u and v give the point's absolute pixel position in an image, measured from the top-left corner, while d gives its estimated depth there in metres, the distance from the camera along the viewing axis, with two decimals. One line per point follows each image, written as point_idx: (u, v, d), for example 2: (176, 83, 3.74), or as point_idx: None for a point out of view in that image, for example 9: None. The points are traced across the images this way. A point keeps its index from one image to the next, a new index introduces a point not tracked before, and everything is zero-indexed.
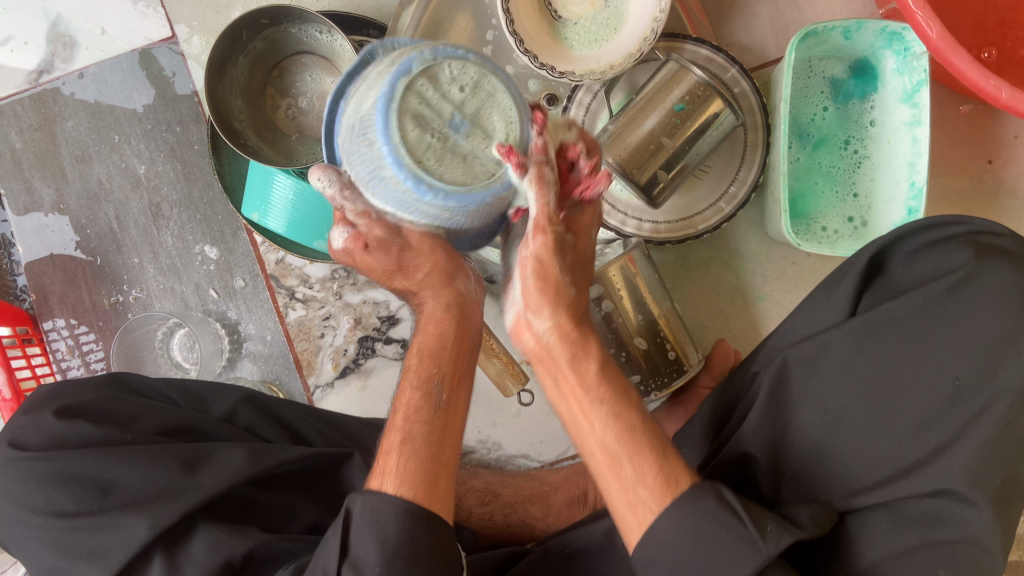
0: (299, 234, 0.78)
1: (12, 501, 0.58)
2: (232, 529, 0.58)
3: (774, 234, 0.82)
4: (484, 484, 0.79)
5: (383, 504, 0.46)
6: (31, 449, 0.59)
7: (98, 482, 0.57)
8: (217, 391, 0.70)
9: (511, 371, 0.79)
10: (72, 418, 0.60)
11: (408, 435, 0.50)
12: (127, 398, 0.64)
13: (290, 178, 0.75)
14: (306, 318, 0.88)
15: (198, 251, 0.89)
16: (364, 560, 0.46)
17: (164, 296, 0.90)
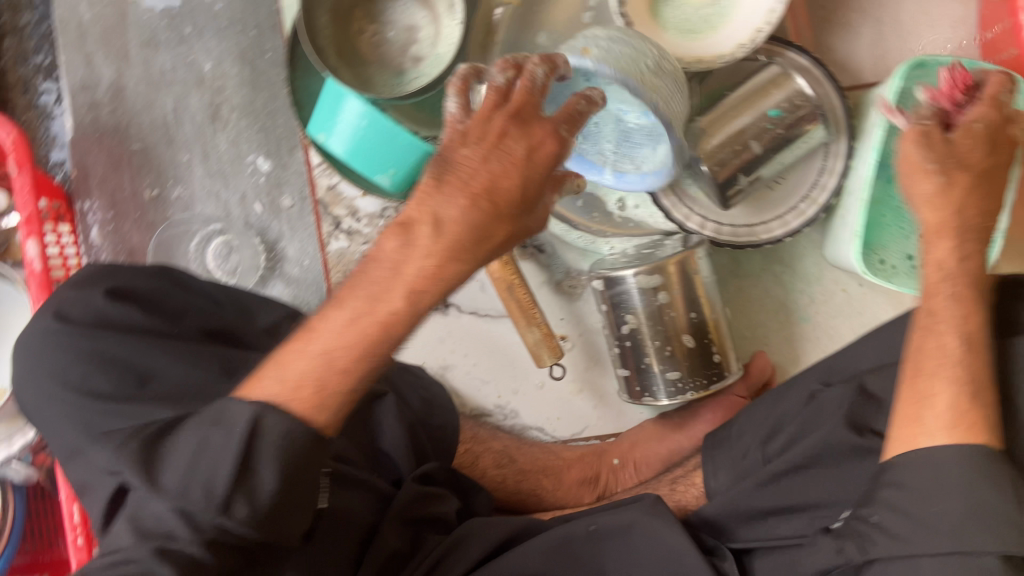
0: (362, 162, 0.76)
1: (49, 374, 0.56)
2: None
3: (834, 258, 0.81)
4: (503, 446, 0.79)
5: (293, 434, 0.43)
6: (77, 324, 0.57)
7: (138, 369, 0.56)
8: (262, 301, 0.68)
9: (549, 344, 0.79)
10: (122, 301, 0.59)
11: (333, 355, 0.44)
12: (177, 292, 0.63)
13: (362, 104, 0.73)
14: (347, 251, 0.86)
15: (251, 161, 0.87)
16: (261, 485, 0.43)
17: (206, 200, 0.87)
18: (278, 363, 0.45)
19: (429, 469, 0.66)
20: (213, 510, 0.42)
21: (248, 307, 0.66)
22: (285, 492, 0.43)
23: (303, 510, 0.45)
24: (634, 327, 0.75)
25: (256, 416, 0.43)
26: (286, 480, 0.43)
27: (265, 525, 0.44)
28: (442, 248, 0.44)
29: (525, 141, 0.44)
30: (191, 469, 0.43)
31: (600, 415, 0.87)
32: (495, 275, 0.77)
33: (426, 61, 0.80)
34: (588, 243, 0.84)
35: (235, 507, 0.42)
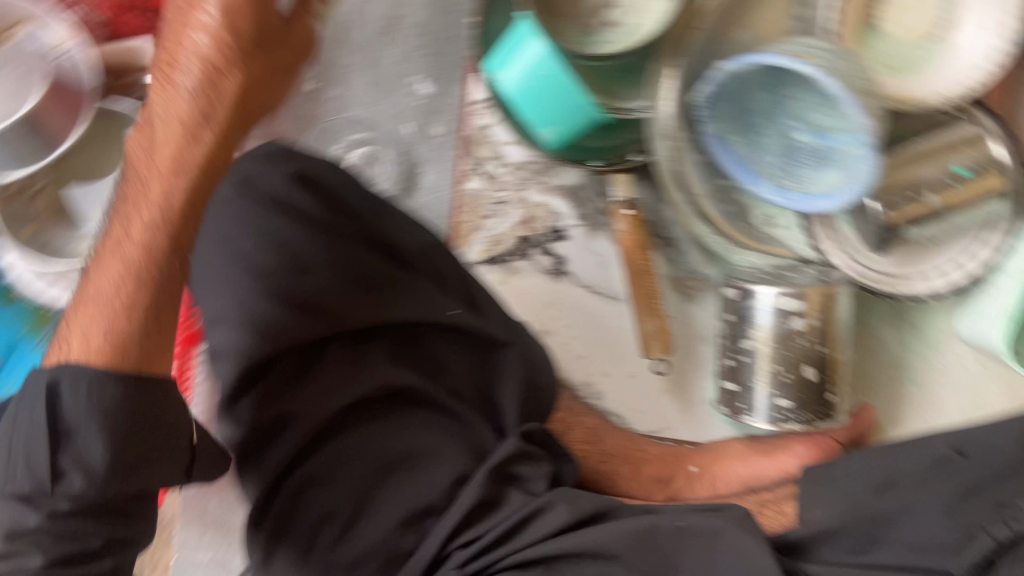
0: (529, 107, 0.79)
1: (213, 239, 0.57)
2: (388, 359, 0.59)
3: (968, 332, 0.79)
4: (594, 423, 0.80)
5: (100, 386, 0.49)
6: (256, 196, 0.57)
7: (302, 259, 0.57)
8: (415, 223, 0.65)
9: (661, 337, 0.78)
10: (305, 185, 0.58)
11: (115, 285, 0.52)
12: (349, 190, 0.61)
13: (545, 50, 0.75)
14: (482, 193, 0.87)
15: (413, 81, 0.87)
16: (85, 454, 0.48)
17: (359, 106, 0.86)
18: (80, 310, 0.52)
19: (529, 428, 0.66)
20: (42, 488, 0.48)
21: (403, 224, 0.64)
22: (116, 455, 0.49)
23: (145, 469, 0.51)
24: (754, 345, 0.75)
25: (52, 381, 0.49)
26: (114, 443, 0.49)
27: (123, 476, 0.50)
28: (176, 154, 0.52)
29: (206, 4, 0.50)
30: (8, 464, 0.48)
31: (683, 420, 0.86)
32: (627, 254, 0.79)
33: (620, 29, 0.79)
34: (723, 249, 0.81)
35: (69, 479, 0.48)
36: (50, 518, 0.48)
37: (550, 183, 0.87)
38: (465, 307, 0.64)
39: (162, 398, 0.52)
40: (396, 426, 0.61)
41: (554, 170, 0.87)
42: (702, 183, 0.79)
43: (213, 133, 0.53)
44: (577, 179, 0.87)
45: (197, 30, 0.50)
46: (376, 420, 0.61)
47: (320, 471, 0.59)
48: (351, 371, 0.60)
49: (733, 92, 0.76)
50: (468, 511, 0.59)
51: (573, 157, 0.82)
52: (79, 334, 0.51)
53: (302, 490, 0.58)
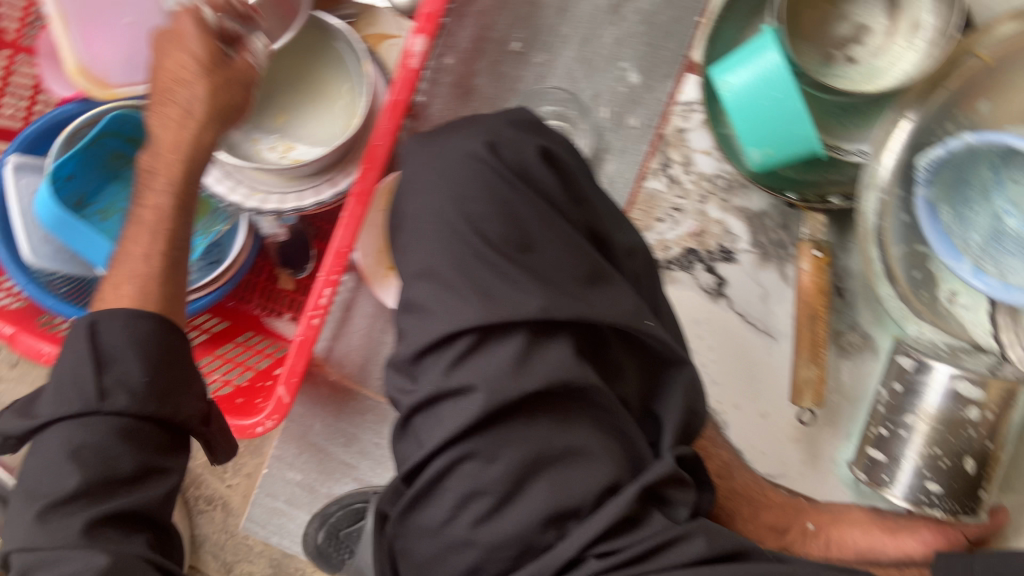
0: (744, 122, 0.76)
1: (447, 194, 0.56)
2: (576, 357, 0.56)
3: None
4: (726, 457, 0.80)
5: (133, 327, 0.53)
6: (503, 164, 0.56)
7: (526, 235, 0.55)
8: (627, 222, 0.63)
9: (817, 388, 0.76)
10: (549, 166, 0.58)
11: (146, 249, 0.59)
12: (581, 179, 0.60)
13: (779, 63, 0.72)
14: (660, 194, 0.85)
15: (623, 67, 0.84)
16: (128, 374, 0.51)
17: (562, 79, 0.85)
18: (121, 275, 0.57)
19: (684, 453, 0.63)
20: (92, 404, 0.50)
21: (618, 220, 0.62)
22: (152, 378, 0.52)
23: (172, 401, 0.53)
24: (916, 422, 0.73)
25: (92, 321, 0.53)
26: (151, 363, 0.52)
27: (157, 399, 0.52)
28: (175, 139, 0.61)
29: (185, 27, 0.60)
30: (56, 393, 0.51)
31: (803, 471, 0.84)
32: (804, 297, 0.76)
33: (859, 66, 0.77)
34: (899, 315, 0.79)
35: (114, 397, 0.50)
36: (100, 433, 0.50)
37: (732, 203, 0.84)
38: (659, 319, 0.62)
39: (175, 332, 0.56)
40: (565, 423, 0.59)
41: (739, 191, 0.84)
42: (899, 244, 0.76)
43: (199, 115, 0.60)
44: (763, 205, 0.84)
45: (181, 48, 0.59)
46: (550, 413, 0.58)
47: (485, 448, 0.56)
48: (536, 360, 0.54)
49: (960, 162, 0.71)
50: (618, 519, 0.56)
51: (771, 184, 0.80)
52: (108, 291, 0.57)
53: (461, 461, 0.57)
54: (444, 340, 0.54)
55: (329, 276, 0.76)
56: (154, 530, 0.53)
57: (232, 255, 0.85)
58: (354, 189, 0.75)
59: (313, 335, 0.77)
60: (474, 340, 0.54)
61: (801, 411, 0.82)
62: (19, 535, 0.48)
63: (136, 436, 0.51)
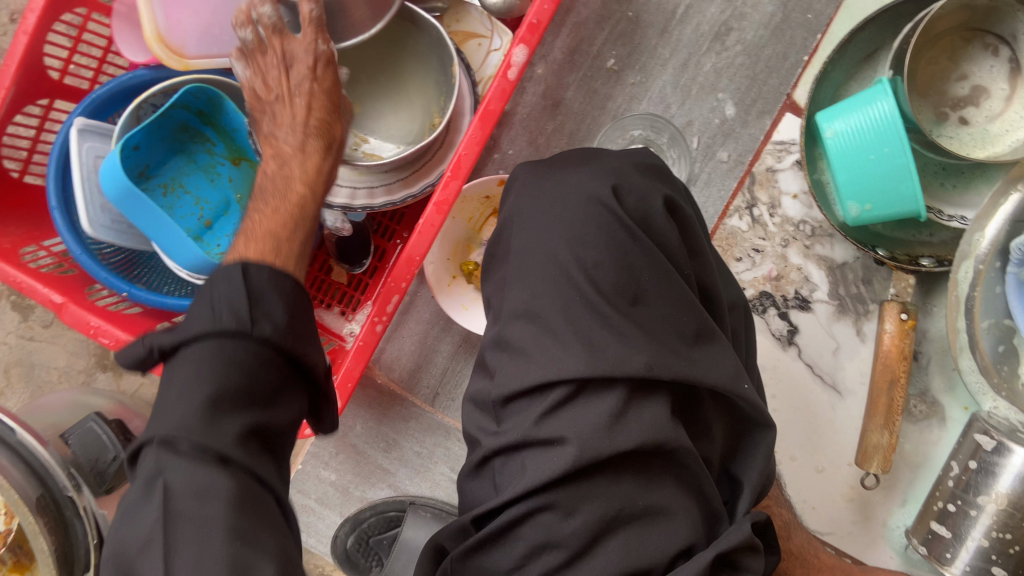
0: (846, 173, 0.73)
1: (561, 235, 0.53)
2: (672, 418, 0.53)
3: None
4: (784, 517, 0.76)
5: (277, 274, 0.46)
6: (623, 209, 0.53)
7: (637, 285, 0.52)
8: (730, 277, 0.60)
9: (887, 455, 0.73)
10: (670, 218, 0.55)
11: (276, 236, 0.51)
12: (696, 230, 0.57)
13: (891, 112, 0.69)
14: (740, 234, 0.82)
15: (719, 98, 0.81)
16: (275, 311, 0.44)
17: (655, 102, 0.82)
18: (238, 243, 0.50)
19: (760, 517, 0.60)
20: (245, 326, 0.43)
21: (725, 273, 0.59)
22: (294, 320, 0.45)
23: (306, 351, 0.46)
24: (987, 502, 0.70)
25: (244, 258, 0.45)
26: (298, 305, 0.46)
27: (299, 342, 0.45)
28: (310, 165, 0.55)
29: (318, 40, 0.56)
30: (210, 303, 0.44)
31: (852, 531, 0.82)
32: (886, 360, 0.74)
33: (970, 129, 0.74)
34: (975, 390, 0.76)
35: (262, 326, 0.43)
36: (247, 360, 0.42)
37: (813, 250, 0.82)
38: (752, 382, 0.59)
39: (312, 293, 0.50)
40: (650, 480, 0.56)
41: (822, 239, 0.81)
42: (988, 316, 0.73)
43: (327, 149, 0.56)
44: (845, 257, 0.81)
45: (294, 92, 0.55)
46: (635, 470, 0.55)
47: (565, 501, 0.54)
48: (632, 418, 0.51)
49: None
50: None
51: (861, 238, 0.77)
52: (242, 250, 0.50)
53: (538, 511, 0.54)
54: (540, 388, 0.52)
55: (398, 284, 0.74)
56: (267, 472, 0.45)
57: None
58: (433, 198, 0.73)
59: (374, 341, 0.74)
60: (571, 389, 0.51)
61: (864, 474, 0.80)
62: (156, 431, 0.40)
63: (276, 373, 0.44)
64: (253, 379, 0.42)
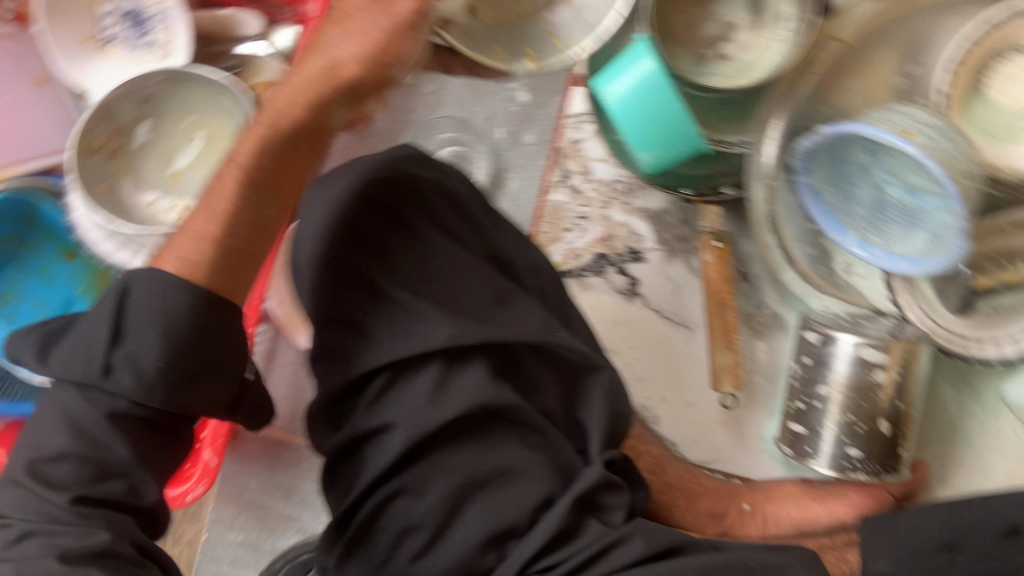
0: (634, 129, 0.78)
1: (346, 239, 0.58)
2: (495, 379, 0.57)
3: (1014, 396, 0.81)
4: (656, 454, 0.81)
5: (168, 291, 0.53)
6: (395, 202, 0.59)
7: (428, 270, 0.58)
8: (525, 238, 0.65)
9: (735, 372, 0.78)
10: (441, 199, 0.60)
11: (205, 222, 0.57)
12: (476, 207, 0.62)
13: (655, 67, 0.74)
14: (564, 206, 0.87)
15: (511, 87, 0.86)
16: (141, 356, 0.52)
17: (455, 105, 0.87)
18: (195, 227, 0.57)
19: (613, 456, 0.66)
20: (96, 376, 0.52)
21: (517, 238, 0.64)
22: (176, 363, 0.53)
23: (218, 382, 0.56)
24: (830, 392, 0.75)
25: (128, 281, 0.54)
26: (167, 349, 0.53)
27: (170, 395, 0.53)
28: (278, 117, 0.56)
29: (385, 22, 0.53)
30: (76, 350, 0.54)
31: (735, 453, 0.87)
32: (711, 287, 0.79)
33: (732, 63, 0.79)
34: (802, 291, 0.84)
35: (119, 376, 0.53)
36: (100, 412, 0.53)
37: (633, 205, 0.87)
38: (573, 332, 0.64)
39: (164, 331, 0.53)
40: (494, 446, 0.60)
41: (639, 193, 0.86)
42: (793, 225, 0.80)
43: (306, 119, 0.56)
44: (662, 204, 0.87)
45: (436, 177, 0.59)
46: (475, 439, 0.60)
47: (415, 482, 0.58)
48: (451, 389, 0.54)
49: (829, 160, 0.76)
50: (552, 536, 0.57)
51: (666, 183, 0.82)
52: (184, 258, 0.55)
53: (393, 498, 0.58)
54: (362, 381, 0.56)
55: None
56: (140, 515, 0.56)
57: None
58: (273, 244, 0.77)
59: None
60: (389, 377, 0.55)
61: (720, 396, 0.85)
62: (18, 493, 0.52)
63: (136, 419, 0.54)
64: (108, 427, 0.53)
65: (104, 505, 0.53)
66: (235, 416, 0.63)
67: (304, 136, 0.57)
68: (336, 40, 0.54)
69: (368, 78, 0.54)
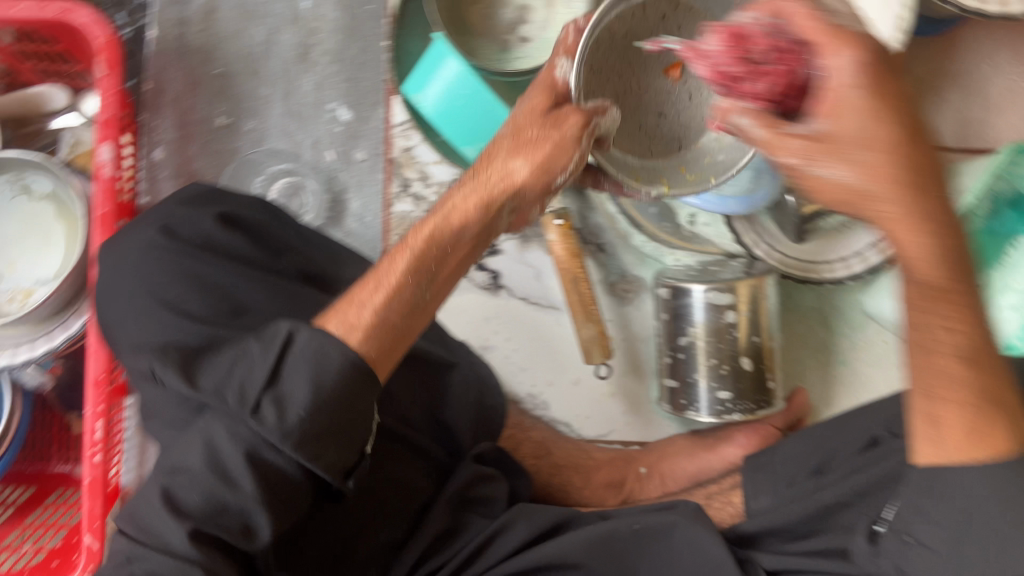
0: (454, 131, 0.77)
1: (146, 287, 0.55)
2: None
3: (873, 307, 0.85)
4: (541, 438, 0.81)
5: (329, 350, 0.45)
6: (182, 241, 0.56)
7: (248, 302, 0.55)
8: (352, 256, 0.65)
9: (603, 341, 0.79)
10: (231, 229, 0.58)
11: (379, 306, 0.48)
12: (277, 229, 0.61)
13: (461, 67, 0.74)
14: (411, 215, 0.85)
15: (331, 108, 0.86)
16: (290, 398, 0.43)
17: (279, 137, 0.85)
18: (347, 306, 0.49)
19: (483, 449, 0.68)
20: (244, 413, 0.44)
21: (338, 257, 0.64)
22: (313, 413, 0.44)
23: (348, 441, 0.45)
24: (691, 341, 0.77)
25: (290, 330, 0.45)
26: (319, 393, 0.44)
27: (308, 445, 0.43)
28: (462, 215, 0.52)
29: (557, 134, 0.52)
30: (228, 374, 0.45)
31: (629, 421, 0.87)
32: (563, 265, 0.78)
33: (533, 43, 0.79)
34: (655, 252, 0.86)
35: (263, 413, 0.43)
36: (232, 452, 0.44)
37: None
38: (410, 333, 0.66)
39: (315, 369, 0.44)
40: (379, 462, 0.62)
41: None
42: None
43: (472, 213, 0.52)
44: None
45: (512, 164, 0.52)
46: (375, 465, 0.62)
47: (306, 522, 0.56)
48: None
49: None
50: (431, 539, 0.62)
51: None
52: (340, 320, 0.47)
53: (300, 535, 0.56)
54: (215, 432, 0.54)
55: (95, 409, 0.77)
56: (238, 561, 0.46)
57: (4, 420, 0.82)
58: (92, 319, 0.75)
59: (101, 471, 0.77)
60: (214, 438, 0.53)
61: (593, 366, 0.86)
62: (146, 502, 0.45)
63: (290, 479, 0.45)
64: (268, 458, 0.44)
65: (218, 547, 0.44)
66: (348, 485, 0.47)
67: (482, 229, 0.53)
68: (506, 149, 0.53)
69: (533, 184, 0.52)
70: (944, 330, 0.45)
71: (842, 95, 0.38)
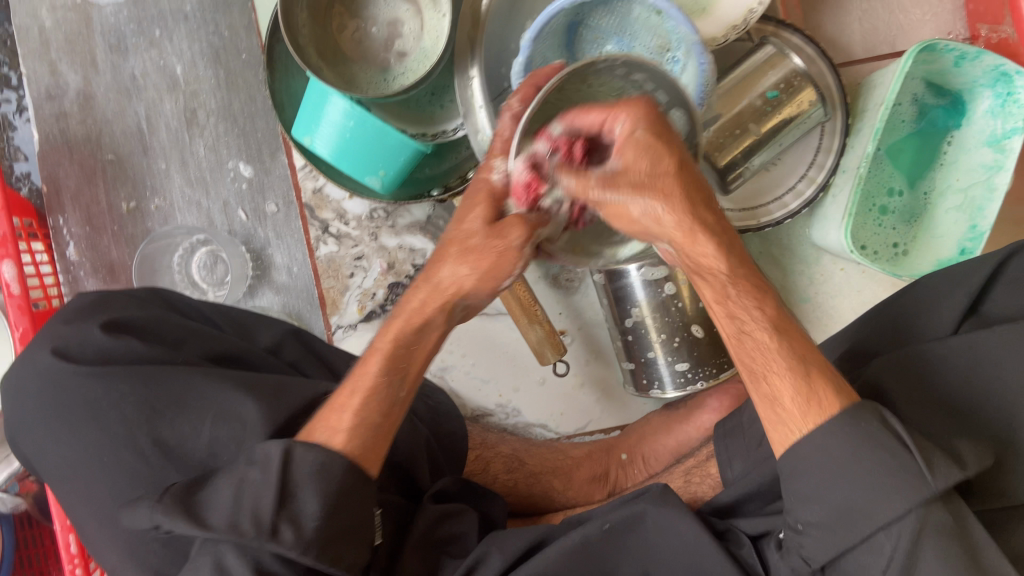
0: (350, 166, 0.73)
1: (58, 410, 0.55)
2: None
3: (820, 240, 0.83)
4: (511, 450, 0.80)
5: (331, 460, 0.48)
6: (77, 360, 0.55)
7: (165, 398, 0.53)
8: (262, 318, 0.67)
9: (552, 341, 0.77)
10: (121, 333, 0.56)
11: (354, 411, 0.51)
12: (174, 319, 0.60)
13: (346, 103, 0.70)
14: (337, 255, 0.83)
15: (231, 167, 0.84)
16: (302, 513, 0.46)
17: (188, 210, 0.84)
18: (328, 414, 0.51)
19: (443, 485, 0.66)
20: (264, 536, 0.45)
21: (248, 326, 0.65)
22: (329, 518, 0.47)
23: (355, 534, 0.48)
24: (638, 320, 0.74)
25: (286, 448, 0.47)
26: (328, 503, 0.47)
27: (325, 550, 0.46)
28: (419, 326, 0.53)
29: (502, 246, 0.49)
30: (234, 506, 0.46)
31: (603, 409, 0.86)
32: None
33: (412, 56, 0.77)
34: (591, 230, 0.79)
35: (283, 532, 0.45)
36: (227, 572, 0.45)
37: (399, 224, 0.83)
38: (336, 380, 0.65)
39: (319, 483, 0.47)
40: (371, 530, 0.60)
41: (399, 212, 0.83)
42: None
43: (434, 322, 0.53)
44: (426, 212, 0.84)
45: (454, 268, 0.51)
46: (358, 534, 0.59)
47: None
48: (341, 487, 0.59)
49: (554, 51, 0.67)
50: None
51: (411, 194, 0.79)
52: (324, 428, 0.50)
53: None
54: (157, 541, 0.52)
55: (64, 523, 0.74)
56: None
57: None
58: None
59: None
60: (154, 546, 0.52)
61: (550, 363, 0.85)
62: None
63: None
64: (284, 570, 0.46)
65: None
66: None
67: (438, 333, 0.54)
68: (452, 260, 0.51)
69: (482, 287, 0.51)
70: (748, 319, 0.49)
71: (635, 140, 0.45)
